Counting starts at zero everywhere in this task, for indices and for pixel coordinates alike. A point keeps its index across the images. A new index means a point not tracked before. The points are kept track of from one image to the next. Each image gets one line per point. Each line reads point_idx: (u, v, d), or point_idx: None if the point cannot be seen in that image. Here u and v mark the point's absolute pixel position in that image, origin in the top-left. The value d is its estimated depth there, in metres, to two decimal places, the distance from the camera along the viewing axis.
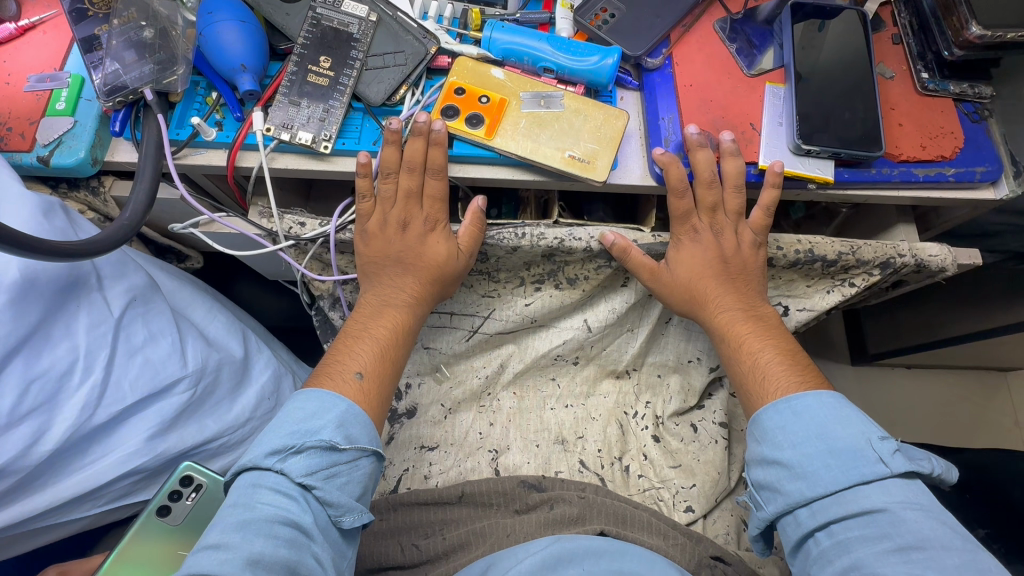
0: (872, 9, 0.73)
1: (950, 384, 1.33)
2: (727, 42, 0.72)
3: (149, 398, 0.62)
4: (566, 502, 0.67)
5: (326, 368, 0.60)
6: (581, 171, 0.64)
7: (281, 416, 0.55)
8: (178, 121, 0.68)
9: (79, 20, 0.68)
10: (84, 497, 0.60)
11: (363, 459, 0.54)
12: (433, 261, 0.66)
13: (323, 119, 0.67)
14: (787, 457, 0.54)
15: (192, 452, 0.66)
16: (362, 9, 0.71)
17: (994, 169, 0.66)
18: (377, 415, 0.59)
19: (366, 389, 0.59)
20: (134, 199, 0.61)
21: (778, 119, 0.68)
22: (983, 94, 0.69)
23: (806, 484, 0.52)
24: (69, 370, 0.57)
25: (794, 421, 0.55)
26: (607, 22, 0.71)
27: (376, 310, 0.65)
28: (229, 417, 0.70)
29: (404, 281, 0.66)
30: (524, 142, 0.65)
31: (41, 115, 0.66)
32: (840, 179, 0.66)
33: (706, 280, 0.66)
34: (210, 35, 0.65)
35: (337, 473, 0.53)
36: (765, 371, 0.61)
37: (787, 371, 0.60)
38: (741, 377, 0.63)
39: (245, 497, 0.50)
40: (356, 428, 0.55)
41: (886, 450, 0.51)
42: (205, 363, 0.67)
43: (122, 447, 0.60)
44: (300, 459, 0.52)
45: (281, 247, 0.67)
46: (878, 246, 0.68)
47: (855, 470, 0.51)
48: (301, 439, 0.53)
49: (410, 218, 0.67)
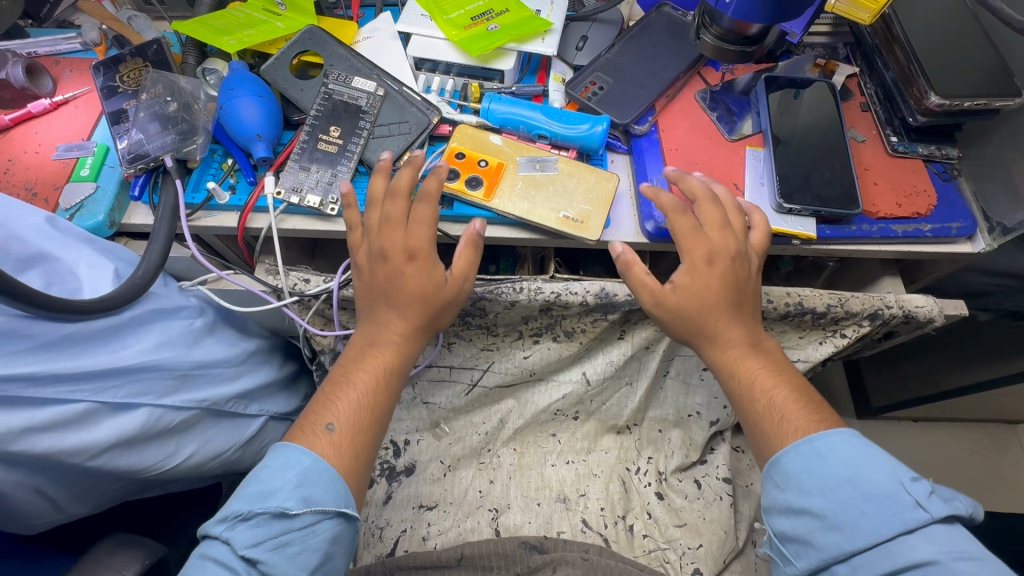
0: (839, 81, 0.79)
1: (959, 438, 1.31)
2: (707, 111, 0.77)
3: (162, 314, 0.67)
4: (569, 564, 0.66)
5: (301, 422, 0.57)
6: (573, 230, 0.68)
7: (247, 475, 0.53)
8: (195, 185, 0.72)
9: (110, 96, 0.74)
10: (110, 379, 0.60)
11: (322, 523, 0.51)
12: (417, 287, 0.62)
13: (330, 183, 0.71)
14: (817, 506, 0.51)
15: (200, 371, 0.68)
16: (370, 85, 0.76)
17: (969, 225, 0.70)
18: (351, 472, 0.55)
19: (339, 445, 0.55)
20: (146, 258, 0.64)
21: (760, 179, 0.72)
22: (951, 155, 0.73)
23: (842, 536, 0.49)
24: (90, 275, 0.62)
25: (820, 465, 0.52)
26: (597, 94, 0.77)
27: (359, 354, 0.62)
28: (232, 350, 0.74)
29: (391, 317, 0.63)
30: (521, 203, 0.69)
31: (66, 180, 0.70)
32: (823, 236, 0.70)
33: (716, 310, 0.60)
34: (229, 109, 0.70)
35: (289, 542, 0.50)
36: (784, 406, 0.56)
37: (802, 408, 0.56)
38: (754, 416, 0.58)
39: (190, 569, 0.48)
40: (316, 489, 0.52)
41: (922, 492, 0.48)
42: (203, 305, 0.73)
43: (138, 343, 0.63)
44: (246, 528, 0.50)
45: (285, 303, 0.69)
46: (865, 298, 0.70)
47: (891, 517, 0.47)
48: (253, 504, 0.51)
49: (394, 245, 0.63)
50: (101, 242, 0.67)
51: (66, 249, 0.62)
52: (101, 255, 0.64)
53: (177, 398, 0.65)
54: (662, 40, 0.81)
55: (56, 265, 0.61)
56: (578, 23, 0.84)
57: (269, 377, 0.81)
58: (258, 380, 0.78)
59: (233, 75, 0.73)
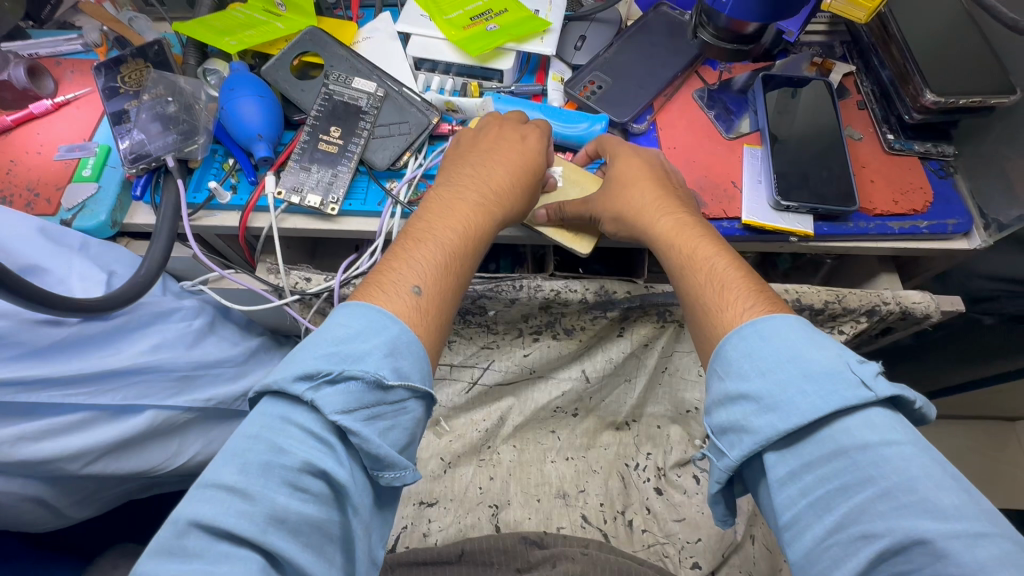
0: (836, 79, 0.80)
1: (957, 434, 1.32)
2: (705, 109, 0.78)
3: (160, 317, 0.68)
4: (569, 558, 0.66)
5: (375, 279, 0.51)
6: (566, 241, 0.68)
7: (316, 332, 0.46)
8: (196, 185, 0.72)
9: (111, 97, 0.75)
10: (104, 383, 0.60)
11: (412, 402, 0.45)
12: (522, 157, 0.64)
13: (330, 183, 0.72)
14: (756, 388, 0.44)
15: (200, 372, 0.69)
16: (371, 85, 0.77)
17: (965, 222, 0.70)
18: (430, 338, 0.49)
19: (424, 307, 0.50)
20: (149, 258, 0.65)
21: (758, 177, 0.73)
22: (946, 152, 0.74)
23: (777, 417, 0.42)
24: (83, 287, 0.63)
25: (762, 345, 0.46)
26: (595, 93, 0.77)
27: (442, 212, 0.58)
28: (233, 350, 0.74)
29: (480, 186, 0.61)
30: None
31: (69, 181, 0.71)
32: (820, 233, 0.70)
33: (643, 190, 0.63)
34: (230, 108, 0.70)
35: (380, 416, 0.43)
36: (725, 291, 0.52)
37: (741, 291, 0.51)
38: (696, 288, 0.54)
39: (272, 432, 0.40)
40: (406, 361, 0.46)
41: (867, 373, 0.42)
42: (201, 307, 0.74)
43: (132, 348, 0.63)
44: (335, 393, 0.42)
45: (286, 301, 0.70)
46: (863, 294, 0.70)
47: (835, 394, 0.41)
48: (340, 364, 0.43)
49: (501, 135, 0.66)
50: (95, 244, 0.68)
51: (56, 259, 0.63)
52: (92, 265, 0.65)
53: (178, 399, 0.66)
54: (660, 39, 0.81)
55: (47, 277, 0.62)
56: (577, 22, 0.85)
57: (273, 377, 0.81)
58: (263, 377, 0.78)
59: (235, 76, 0.73)
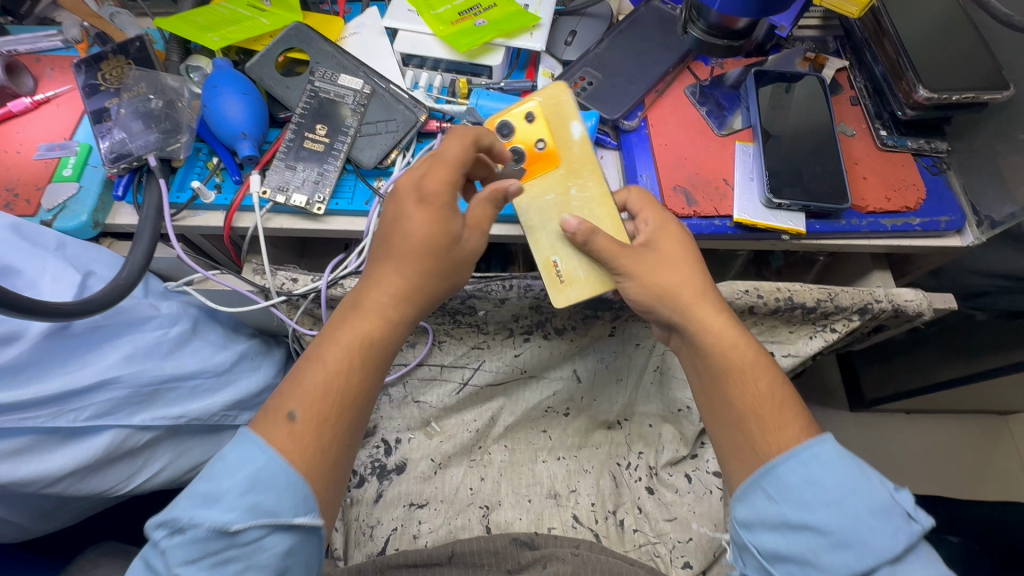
0: (829, 75, 0.79)
1: (951, 429, 1.32)
2: (697, 106, 0.77)
3: (132, 326, 0.67)
4: (560, 559, 0.66)
5: (268, 398, 0.50)
6: (549, 283, 0.63)
7: (202, 466, 0.46)
8: (179, 185, 0.71)
9: (92, 95, 0.73)
10: (62, 403, 0.60)
11: (268, 540, 0.43)
12: (417, 237, 0.55)
13: (317, 182, 0.70)
14: (823, 522, 0.43)
15: (173, 384, 0.68)
16: (357, 82, 0.75)
17: (958, 219, 0.70)
18: (313, 473, 0.46)
19: (296, 436, 0.47)
20: (130, 261, 0.64)
21: (750, 174, 0.72)
22: (940, 149, 0.73)
23: (851, 555, 0.42)
24: (51, 289, 0.63)
25: (820, 476, 0.45)
26: (586, 89, 0.76)
27: (343, 314, 0.55)
28: (211, 361, 0.72)
29: (386, 273, 0.56)
30: (534, 211, 0.65)
31: (49, 181, 0.69)
32: (812, 231, 0.70)
33: (684, 281, 0.59)
34: (213, 107, 0.69)
35: (230, 559, 0.42)
36: (759, 406, 0.51)
37: (779, 407, 0.50)
38: (737, 418, 0.52)
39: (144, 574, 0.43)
40: (269, 496, 0.44)
41: (906, 501, 0.45)
42: (179, 313, 0.71)
43: (96, 363, 0.63)
44: (182, 541, 0.42)
45: (273, 302, 0.69)
46: (855, 292, 0.69)
47: (899, 534, 0.42)
48: (192, 512, 0.43)
49: (399, 208, 0.57)
50: (72, 244, 0.67)
51: (31, 259, 0.63)
52: (65, 265, 0.64)
53: (144, 417, 0.65)
54: (651, 35, 0.80)
55: (19, 279, 0.63)
56: (567, 17, 0.84)
57: (262, 384, 0.78)
58: (246, 387, 0.75)
59: (218, 73, 0.72)
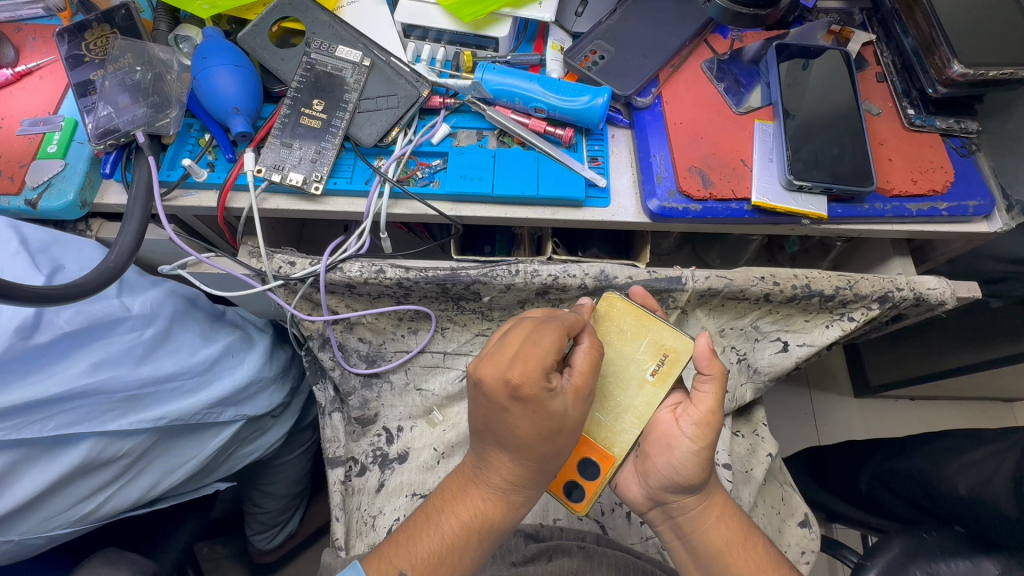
0: (854, 49, 0.75)
1: (956, 417, 1.30)
2: (714, 82, 0.73)
3: (106, 328, 0.64)
4: (565, 552, 0.65)
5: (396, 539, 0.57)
6: (681, 348, 0.62)
7: None
8: (170, 162, 0.68)
9: (76, 66, 0.69)
10: (30, 414, 0.57)
11: None
12: (534, 429, 0.54)
13: (314, 160, 0.67)
14: None
15: (153, 388, 0.65)
16: (355, 54, 0.71)
17: (986, 204, 0.67)
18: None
19: None
20: (119, 243, 0.60)
21: (769, 155, 0.68)
22: (970, 129, 0.70)
23: None
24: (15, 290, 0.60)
25: None
26: (597, 64, 0.73)
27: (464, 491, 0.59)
28: (191, 359, 0.69)
29: (501, 462, 0.58)
30: (640, 393, 0.62)
31: (32, 157, 0.66)
32: (834, 215, 0.67)
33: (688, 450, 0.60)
34: (204, 79, 0.65)
35: None
36: (726, 549, 0.60)
37: (744, 551, 0.59)
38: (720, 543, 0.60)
39: None
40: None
41: None
42: (154, 312, 0.68)
43: (67, 370, 0.60)
44: None
45: (270, 287, 0.66)
46: (874, 280, 0.66)
47: None
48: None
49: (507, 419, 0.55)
50: (39, 238, 0.64)
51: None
52: (27, 265, 0.61)
53: (122, 422, 0.62)
54: (667, 5, 0.76)
55: None
56: None
57: (249, 378, 0.74)
58: (234, 381, 0.72)
59: (208, 43, 0.68)
